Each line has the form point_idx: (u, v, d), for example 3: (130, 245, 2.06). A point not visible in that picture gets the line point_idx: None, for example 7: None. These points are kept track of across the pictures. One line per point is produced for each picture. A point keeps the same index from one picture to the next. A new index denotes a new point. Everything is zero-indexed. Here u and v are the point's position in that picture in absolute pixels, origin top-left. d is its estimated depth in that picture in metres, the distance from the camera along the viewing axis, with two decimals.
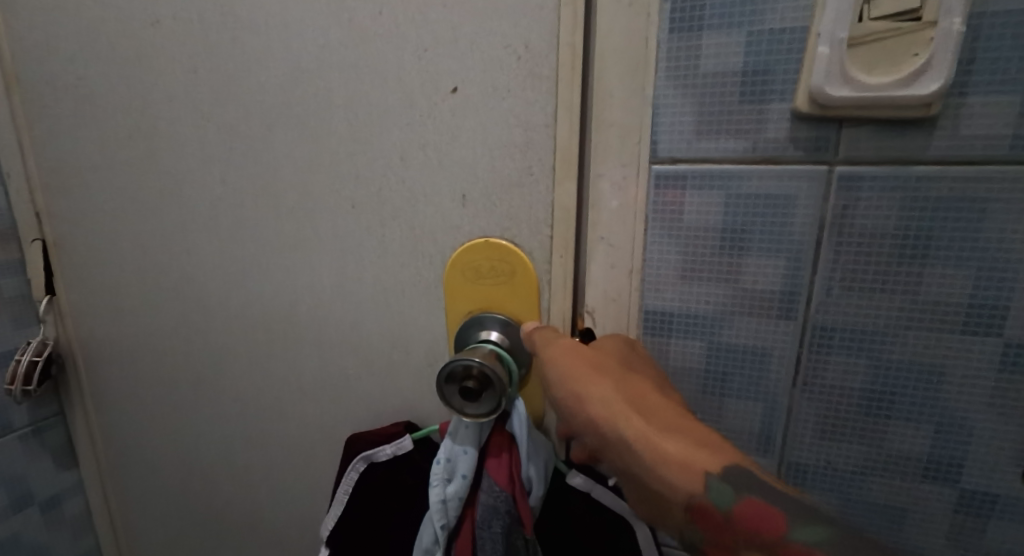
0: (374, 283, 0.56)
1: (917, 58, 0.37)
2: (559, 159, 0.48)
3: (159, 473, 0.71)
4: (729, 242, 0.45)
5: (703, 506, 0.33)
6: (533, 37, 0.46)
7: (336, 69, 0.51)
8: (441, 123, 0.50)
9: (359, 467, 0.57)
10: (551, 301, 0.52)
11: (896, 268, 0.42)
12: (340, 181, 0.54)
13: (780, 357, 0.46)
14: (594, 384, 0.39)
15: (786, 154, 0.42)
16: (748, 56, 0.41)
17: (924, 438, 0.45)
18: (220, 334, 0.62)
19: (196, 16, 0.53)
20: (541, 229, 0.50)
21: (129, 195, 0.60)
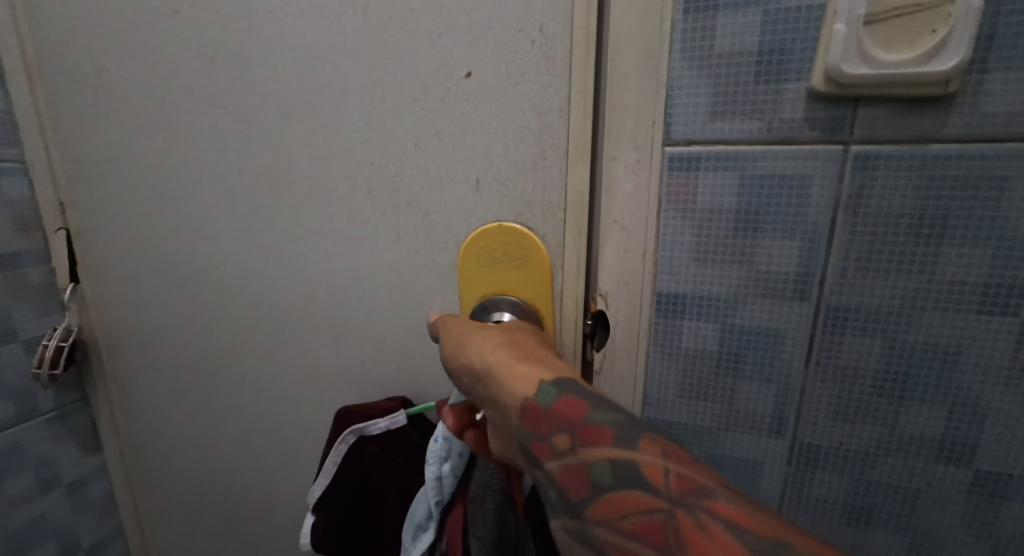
0: (389, 268, 0.57)
1: (935, 34, 0.37)
2: (572, 143, 0.48)
3: (178, 456, 0.73)
4: (742, 224, 0.45)
5: (530, 404, 0.38)
6: (546, 21, 0.47)
7: (350, 56, 0.52)
8: (455, 108, 0.51)
9: (350, 439, 0.57)
10: (564, 285, 0.52)
11: (913, 248, 0.42)
12: (355, 168, 0.54)
13: (793, 340, 0.46)
14: (477, 334, 0.44)
15: (802, 135, 0.42)
16: (764, 35, 0.41)
17: (937, 419, 0.45)
18: (238, 320, 0.63)
19: (214, 6, 0.54)
20: (554, 213, 0.51)
21: (148, 183, 0.61)
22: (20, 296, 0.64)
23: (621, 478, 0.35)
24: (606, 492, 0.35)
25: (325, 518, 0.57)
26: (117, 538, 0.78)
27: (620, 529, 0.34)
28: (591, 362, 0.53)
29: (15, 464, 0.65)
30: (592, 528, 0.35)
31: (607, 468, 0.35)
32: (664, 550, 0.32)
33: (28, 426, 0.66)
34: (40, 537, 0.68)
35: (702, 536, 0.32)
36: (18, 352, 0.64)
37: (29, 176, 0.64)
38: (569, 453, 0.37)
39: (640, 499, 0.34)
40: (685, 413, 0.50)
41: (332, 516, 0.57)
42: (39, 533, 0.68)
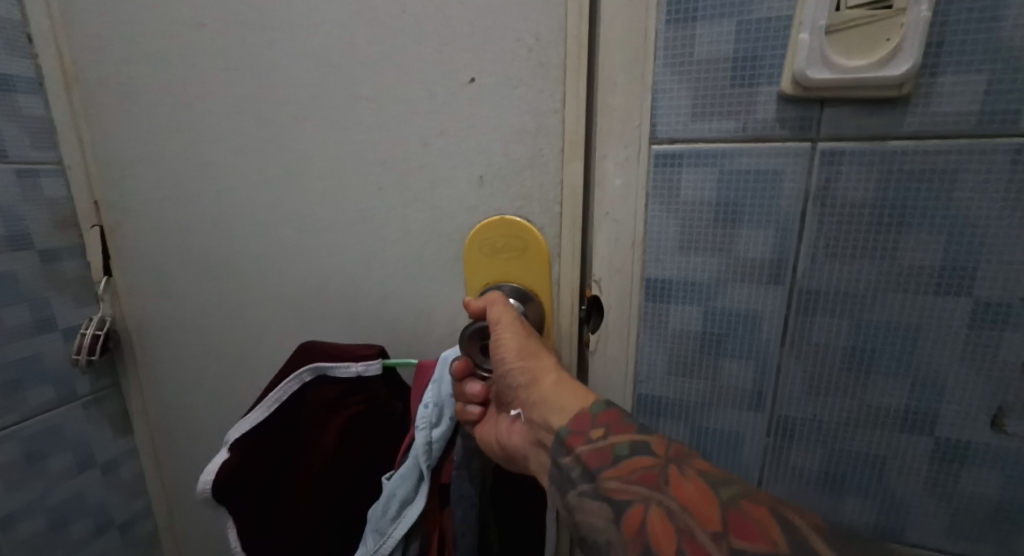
0: (399, 260, 0.61)
1: (889, 42, 0.41)
2: (567, 141, 0.52)
3: (202, 438, 0.78)
4: (722, 215, 0.49)
5: (583, 412, 0.47)
6: (542, 30, 0.51)
7: (363, 64, 0.56)
8: (459, 112, 0.55)
9: (306, 376, 0.59)
10: (561, 273, 0.56)
11: (875, 235, 0.46)
12: (369, 167, 0.59)
13: (769, 320, 0.51)
14: (542, 352, 0.50)
15: (774, 133, 0.46)
16: (738, 43, 0.45)
17: (901, 391, 0.49)
18: (259, 308, 0.68)
19: (237, 19, 0.58)
20: (550, 206, 0.55)
21: (176, 183, 0.66)
22: (58, 288, 0.69)
23: (636, 450, 0.44)
24: (622, 459, 0.43)
25: (241, 452, 0.58)
26: (146, 517, 0.83)
27: (628, 481, 0.42)
28: (587, 343, 0.57)
29: (55, 444, 0.70)
30: (604, 484, 0.43)
31: (626, 444, 0.44)
32: (658, 489, 0.41)
33: (66, 410, 0.71)
34: (76, 512, 0.73)
35: (690, 484, 0.41)
36: (57, 340, 0.70)
37: (65, 177, 0.69)
38: (600, 438, 0.45)
39: (647, 460, 0.43)
40: (672, 390, 0.55)
41: (252, 450, 0.59)
42: (76, 509, 0.74)
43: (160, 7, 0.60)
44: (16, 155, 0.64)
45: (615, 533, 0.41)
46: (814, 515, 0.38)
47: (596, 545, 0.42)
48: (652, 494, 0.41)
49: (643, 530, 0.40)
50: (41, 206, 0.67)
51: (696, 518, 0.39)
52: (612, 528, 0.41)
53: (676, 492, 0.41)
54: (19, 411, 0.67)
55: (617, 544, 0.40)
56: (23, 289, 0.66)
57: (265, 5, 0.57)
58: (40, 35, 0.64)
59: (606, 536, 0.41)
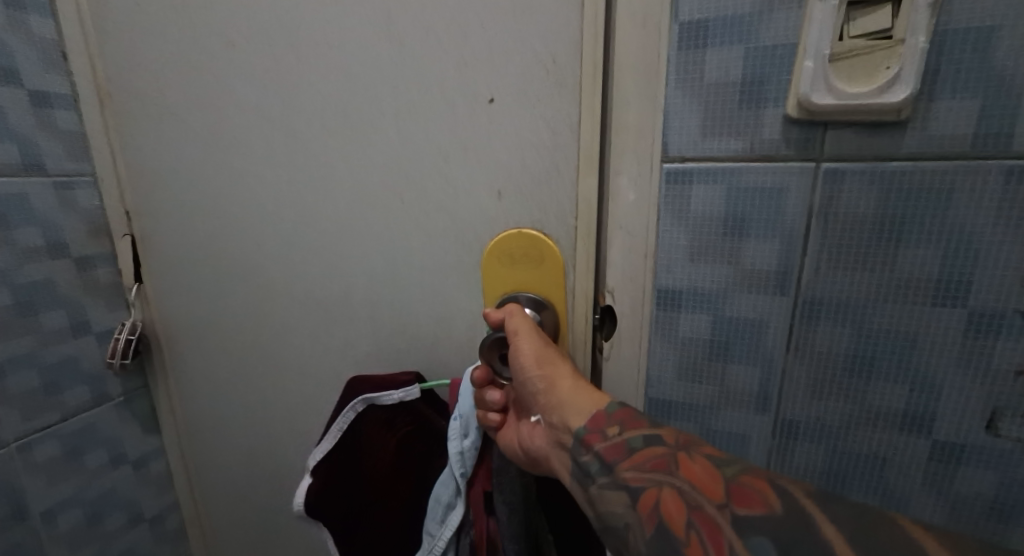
0: (421, 269, 0.63)
1: (889, 70, 0.43)
2: (582, 157, 0.55)
3: (228, 438, 0.80)
4: (731, 228, 0.52)
5: (601, 411, 0.49)
6: (559, 52, 0.53)
7: (386, 82, 0.59)
8: (479, 128, 0.57)
9: (358, 407, 0.63)
10: (576, 283, 0.59)
11: (875, 248, 0.49)
12: (392, 180, 0.61)
13: (775, 327, 0.53)
14: (558, 358, 0.53)
15: (779, 152, 0.49)
16: (747, 67, 0.48)
17: (899, 395, 0.52)
18: (284, 314, 0.70)
19: (263, 37, 0.61)
20: (567, 219, 0.57)
21: (204, 195, 0.68)
22: (92, 294, 0.72)
23: (650, 441, 0.47)
24: (637, 450, 0.46)
25: (322, 478, 0.63)
26: (174, 511, 0.86)
27: (642, 469, 0.45)
28: (601, 349, 0.60)
29: (90, 441, 0.74)
30: (621, 474, 0.46)
31: (640, 436, 0.47)
32: (671, 474, 0.44)
33: (100, 410, 0.75)
34: (110, 507, 0.77)
35: (700, 469, 0.44)
36: (91, 343, 0.73)
37: (98, 187, 0.71)
38: (616, 433, 0.48)
39: (659, 449, 0.46)
40: (682, 393, 0.58)
41: (327, 476, 0.63)
42: (109, 504, 0.77)
43: (189, 25, 0.62)
44: (53, 167, 0.67)
45: (633, 516, 0.44)
46: (808, 485, 0.42)
47: (618, 530, 0.45)
48: (665, 479, 0.44)
49: (658, 512, 0.43)
50: (76, 215, 0.70)
51: (705, 496, 0.42)
52: (630, 512, 0.44)
53: (686, 474, 0.44)
54: (57, 411, 0.70)
55: (636, 527, 0.43)
56: (60, 295, 0.69)
57: (293, 24, 0.59)
58: (75, 51, 0.67)
59: (625, 520, 0.44)
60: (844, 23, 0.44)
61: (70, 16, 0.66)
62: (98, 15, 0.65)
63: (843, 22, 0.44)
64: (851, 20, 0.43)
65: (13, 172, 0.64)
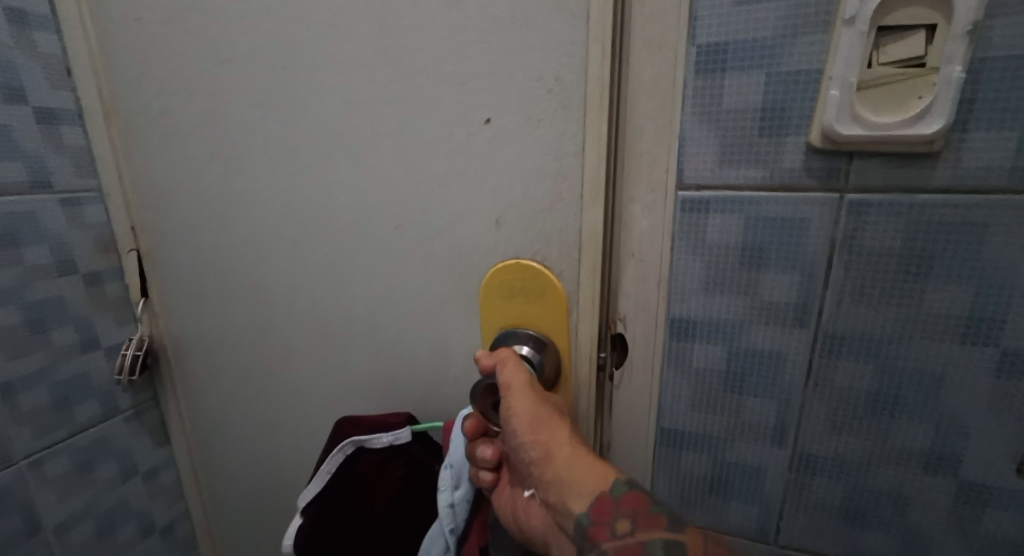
0: (419, 296, 0.60)
1: (921, 100, 0.41)
2: (587, 186, 0.51)
3: (233, 453, 0.79)
4: (749, 259, 0.50)
5: (604, 495, 0.46)
6: (563, 70, 0.49)
7: (381, 101, 0.55)
8: (478, 151, 0.53)
9: (347, 449, 0.60)
10: (580, 319, 0.55)
11: (903, 283, 0.47)
12: (387, 204, 0.57)
13: (794, 361, 0.51)
14: (556, 423, 0.50)
15: (801, 182, 0.46)
16: (767, 94, 0.45)
17: (925, 433, 0.50)
18: (283, 337, 0.68)
19: (253, 52, 0.57)
20: (571, 251, 0.53)
21: (205, 215, 0.66)
22: (101, 309, 0.72)
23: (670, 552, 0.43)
24: None
25: (314, 517, 0.60)
26: (185, 520, 0.86)
27: None
28: (612, 378, 0.58)
29: (103, 454, 0.74)
30: None
31: (658, 543, 0.43)
32: None
33: (111, 424, 0.74)
34: (124, 519, 0.77)
35: None
36: (101, 358, 0.73)
37: (105, 203, 0.71)
38: (627, 532, 0.45)
39: None
40: (695, 423, 0.56)
41: (320, 518, 0.60)
42: (122, 516, 0.77)
43: (186, 40, 0.60)
44: (60, 184, 0.67)
45: None
46: None
47: None
48: None
49: None
50: (85, 232, 0.69)
51: None
52: None
53: None
54: (67, 426, 0.70)
55: None
56: (70, 312, 0.69)
57: (288, 39, 0.56)
58: (81, 66, 0.66)
59: None
60: (873, 49, 0.41)
61: (77, 32, 0.65)
62: (103, 31, 0.64)
63: (872, 48, 0.41)
64: (880, 47, 0.41)
65: (20, 191, 0.63)
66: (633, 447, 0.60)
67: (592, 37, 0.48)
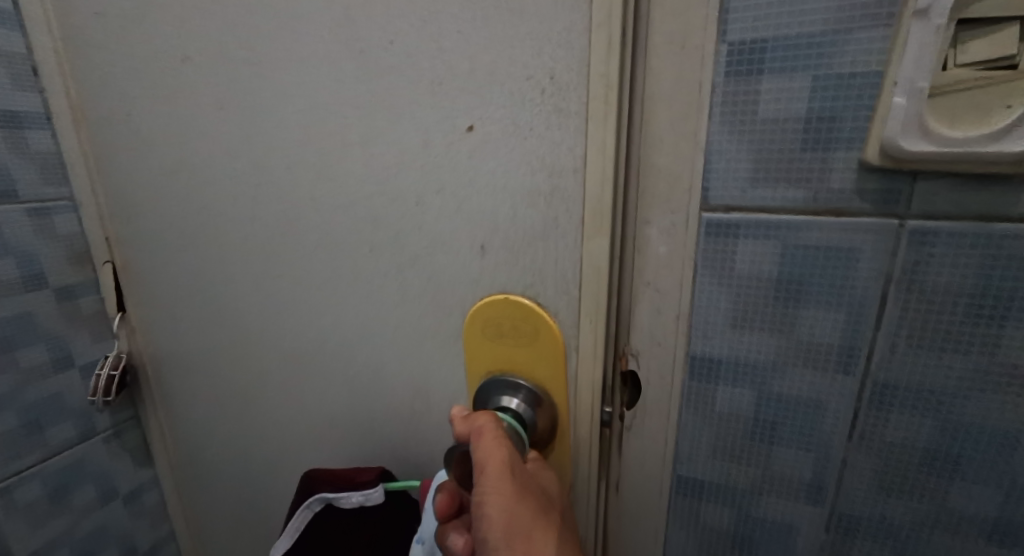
0: (396, 324, 0.53)
1: (1008, 110, 0.34)
2: (588, 212, 0.43)
3: (213, 479, 0.74)
4: (785, 293, 0.42)
5: None
6: (559, 67, 0.41)
7: (352, 106, 0.48)
8: (458, 163, 0.46)
9: (315, 506, 0.57)
10: (579, 369, 0.48)
11: (973, 328, 0.39)
12: (363, 224, 0.51)
13: (836, 411, 0.44)
14: (536, 533, 0.42)
15: (852, 206, 0.39)
16: (812, 101, 0.38)
17: (991, 500, 0.42)
18: (258, 362, 0.62)
19: (217, 50, 0.51)
20: (568, 286, 0.46)
21: (175, 227, 0.61)
22: (76, 326, 0.67)
23: None
24: None
25: None
26: (171, 541, 0.82)
27: None
28: (622, 418, 0.51)
29: (77, 479, 0.69)
30: None
31: None
32: None
33: (88, 445, 0.70)
34: (103, 544, 0.73)
35: None
36: (76, 377, 0.68)
37: (78, 212, 0.66)
38: None
39: None
40: (716, 474, 0.49)
41: None
42: (101, 542, 0.72)
43: (146, 36, 0.54)
44: (27, 194, 0.61)
45: None
46: None
47: None
48: None
49: None
50: (56, 243, 0.64)
51: None
52: None
53: None
54: (40, 450, 0.65)
55: None
56: (40, 329, 0.64)
57: (249, 35, 0.49)
58: (45, 65, 0.61)
59: None
60: (950, 48, 0.34)
61: (40, 27, 0.59)
62: (67, 27, 0.58)
63: (949, 46, 0.34)
64: (959, 44, 0.34)
65: None
66: (644, 496, 0.53)
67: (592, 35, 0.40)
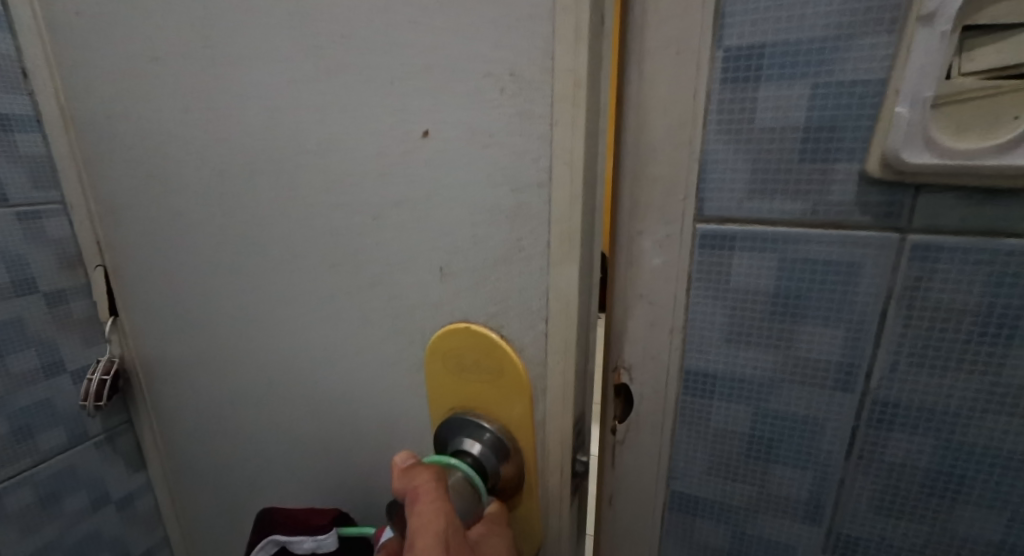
0: (364, 338, 0.52)
1: (1018, 121, 0.32)
2: (556, 234, 0.42)
3: (201, 487, 0.73)
4: (781, 309, 0.41)
5: None
6: (520, 63, 0.39)
7: (315, 120, 0.47)
8: (417, 175, 0.44)
9: (269, 548, 0.57)
10: (548, 413, 0.47)
11: (978, 347, 0.37)
12: (335, 238, 0.49)
13: (834, 429, 0.42)
14: None
15: (851, 220, 0.37)
16: (812, 110, 0.36)
17: (995, 525, 0.41)
18: (240, 375, 0.60)
19: (193, 54, 0.50)
20: (534, 320, 0.45)
21: (159, 233, 0.60)
22: (66, 330, 0.67)
23: None
24: None
25: None
26: (164, 546, 0.81)
27: None
28: (614, 431, 0.50)
29: (70, 484, 0.69)
30: None
31: None
32: None
33: (80, 450, 0.70)
34: (97, 548, 0.73)
35: None
36: (67, 382, 0.67)
37: (70, 217, 0.65)
38: None
39: None
40: (711, 491, 0.47)
41: None
42: (94, 547, 0.72)
43: (126, 40, 0.53)
44: (17, 198, 0.61)
45: None
46: None
47: None
48: None
49: None
50: (45, 248, 0.64)
51: None
52: None
53: None
54: (30, 457, 0.65)
55: None
56: (31, 334, 0.63)
57: (217, 38, 0.48)
58: (35, 68, 0.60)
59: None
60: (955, 55, 0.32)
61: (28, 30, 0.59)
62: (54, 29, 0.58)
63: (954, 54, 0.32)
64: (964, 52, 0.32)
65: None
66: (637, 512, 0.51)
67: (557, 41, 0.38)
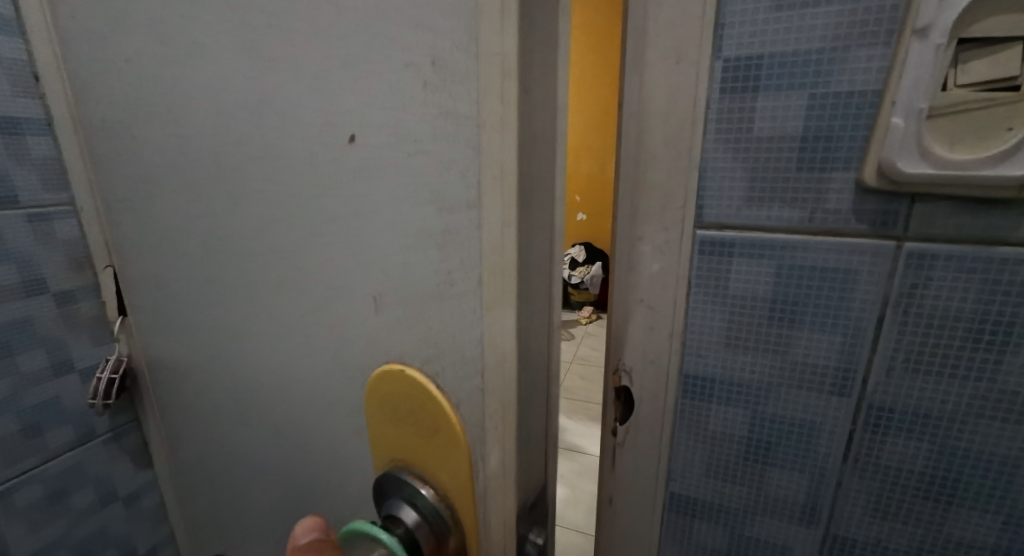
0: (324, 358, 0.50)
1: (1011, 132, 0.33)
2: (486, 268, 0.40)
3: (199, 488, 0.73)
4: (779, 314, 0.41)
5: None
6: (440, 51, 0.38)
7: (278, 129, 0.45)
8: (353, 188, 0.43)
9: None
10: (487, 483, 0.44)
11: (973, 353, 0.38)
12: (297, 250, 0.48)
13: (831, 433, 0.43)
14: None
15: (848, 228, 0.38)
16: (808, 121, 0.37)
17: (988, 528, 0.41)
18: (228, 382, 0.60)
19: (177, 60, 0.49)
20: (468, 373, 0.43)
21: (154, 238, 0.60)
22: (72, 330, 0.68)
23: None
24: None
25: None
26: (169, 543, 0.82)
27: None
28: (614, 433, 0.50)
29: (77, 482, 0.70)
30: None
31: None
32: None
33: (86, 448, 0.71)
34: (105, 543, 0.74)
35: None
36: (74, 382, 0.68)
37: (79, 218, 0.66)
38: None
39: None
40: (709, 493, 0.48)
41: None
42: (101, 544, 0.73)
43: (118, 44, 0.53)
44: (28, 200, 0.62)
45: None
46: None
47: None
48: None
49: None
50: (57, 248, 0.65)
51: None
52: None
53: None
54: (40, 454, 0.66)
55: None
56: (38, 334, 0.64)
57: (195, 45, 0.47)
58: (46, 70, 0.61)
59: None
60: (950, 68, 0.33)
61: (39, 33, 0.60)
62: (61, 33, 0.58)
63: (948, 67, 0.33)
64: (959, 64, 0.33)
65: None
66: (636, 514, 0.52)
67: (483, 21, 0.36)
